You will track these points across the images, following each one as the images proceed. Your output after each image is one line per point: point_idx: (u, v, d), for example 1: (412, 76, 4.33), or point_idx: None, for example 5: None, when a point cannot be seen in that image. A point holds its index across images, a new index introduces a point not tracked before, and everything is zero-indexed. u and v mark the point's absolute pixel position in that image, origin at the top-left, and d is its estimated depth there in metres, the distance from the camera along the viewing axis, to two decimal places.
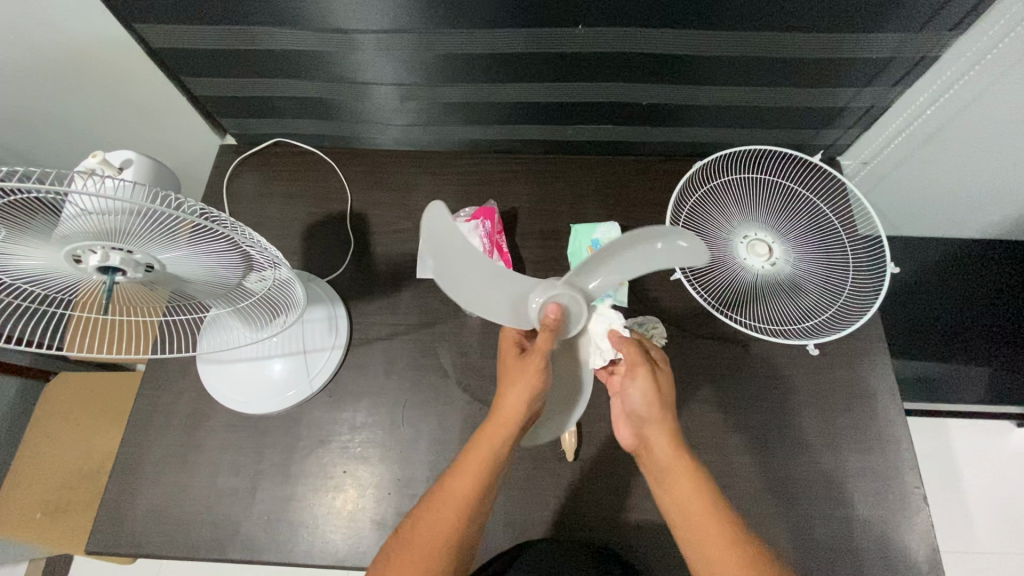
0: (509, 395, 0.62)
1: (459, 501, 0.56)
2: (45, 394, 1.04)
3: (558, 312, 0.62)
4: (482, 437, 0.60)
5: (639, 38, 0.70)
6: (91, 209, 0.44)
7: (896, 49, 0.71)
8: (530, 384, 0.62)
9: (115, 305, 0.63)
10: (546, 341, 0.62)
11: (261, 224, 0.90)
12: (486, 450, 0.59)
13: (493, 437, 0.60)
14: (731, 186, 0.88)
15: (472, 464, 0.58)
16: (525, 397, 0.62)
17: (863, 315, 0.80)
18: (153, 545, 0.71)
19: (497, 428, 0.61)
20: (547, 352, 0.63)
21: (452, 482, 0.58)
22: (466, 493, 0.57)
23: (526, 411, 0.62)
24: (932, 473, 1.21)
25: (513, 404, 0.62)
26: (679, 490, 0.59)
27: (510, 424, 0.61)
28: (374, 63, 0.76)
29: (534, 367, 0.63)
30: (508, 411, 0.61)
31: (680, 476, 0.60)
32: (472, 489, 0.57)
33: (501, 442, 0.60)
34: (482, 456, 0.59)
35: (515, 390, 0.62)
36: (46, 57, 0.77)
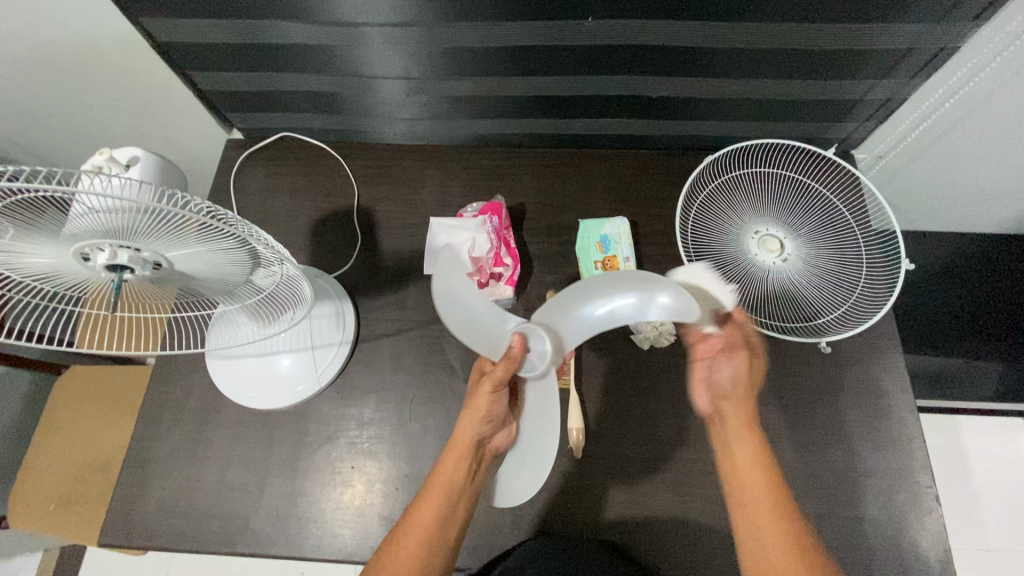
0: (461, 421, 0.66)
1: (423, 526, 0.60)
2: (56, 389, 1.05)
3: (521, 341, 0.67)
4: (440, 465, 0.64)
5: (647, 30, 0.68)
6: (98, 208, 0.44)
7: (914, 40, 0.69)
8: (480, 407, 0.66)
9: (124, 302, 0.63)
10: (500, 370, 0.66)
11: (268, 219, 0.90)
12: (444, 477, 0.63)
13: (450, 464, 0.64)
14: (743, 180, 0.87)
15: (432, 491, 0.63)
16: (476, 421, 0.66)
17: (876, 312, 0.79)
18: (164, 538, 0.72)
19: (455, 454, 0.65)
20: (498, 380, 0.66)
21: (416, 510, 0.62)
22: (430, 516, 0.61)
23: (475, 433, 0.66)
24: (944, 472, 1.19)
25: (464, 428, 0.66)
26: (747, 486, 0.63)
27: (464, 448, 0.65)
28: (382, 58, 0.75)
29: (485, 392, 0.67)
30: (462, 437, 0.65)
31: (742, 466, 0.64)
32: (434, 513, 0.61)
33: (457, 468, 0.64)
34: (441, 482, 0.63)
35: (467, 414, 0.66)
36: (53, 53, 0.77)
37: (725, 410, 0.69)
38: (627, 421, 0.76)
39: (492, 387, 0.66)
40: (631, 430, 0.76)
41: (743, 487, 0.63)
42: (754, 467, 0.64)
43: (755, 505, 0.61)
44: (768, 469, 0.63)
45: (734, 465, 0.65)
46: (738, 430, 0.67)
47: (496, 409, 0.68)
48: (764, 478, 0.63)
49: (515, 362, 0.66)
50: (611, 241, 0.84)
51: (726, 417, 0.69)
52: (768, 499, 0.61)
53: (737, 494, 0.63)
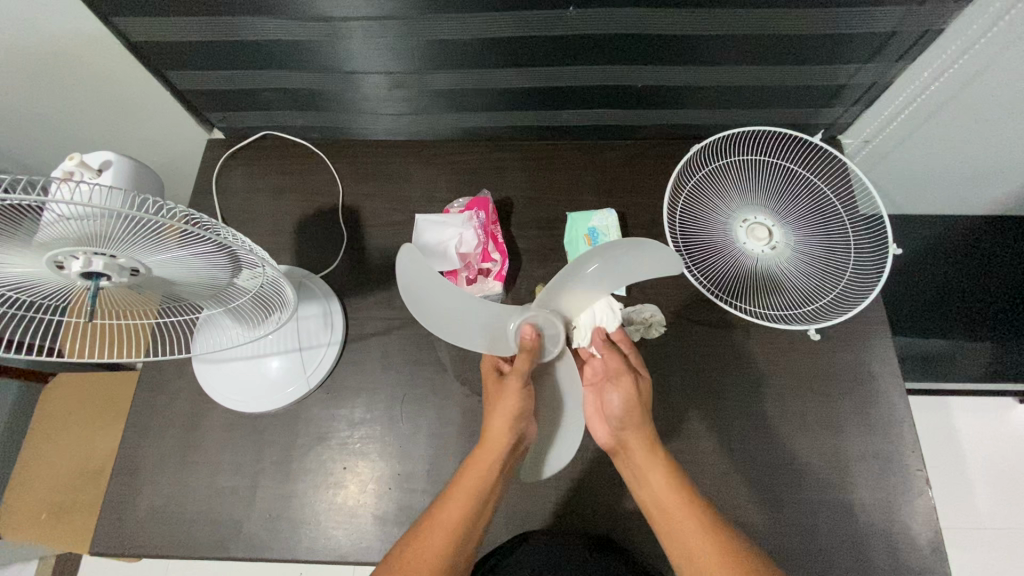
0: (491, 419, 0.65)
1: (450, 524, 0.58)
2: (44, 396, 1.04)
3: (533, 333, 0.68)
4: (470, 464, 0.63)
5: (631, 19, 0.67)
6: (68, 215, 0.42)
7: (899, 23, 0.69)
8: (512, 404, 0.66)
9: (105, 308, 0.62)
10: (523, 363, 0.67)
11: (251, 219, 0.89)
12: (477, 472, 0.62)
13: (487, 461, 0.63)
14: (730, 168, 0.86)
15: (463, 488, 0.61)
16: (509, 419, 0.65)
17: (863, 298, 0.79)
18: (156, 545, 0.71)
19: (490, 452, 0.64)
20: (524, 374, 0.67)
21: (443, 507, 0.60)
22: (457, 515, 0.59)
23: (511, 433, 0.65)
24: (934, 452, 1.21)
25: (498, 429, 0.65)
26: (667, 516, 0.60)
27: (496, 445, 0.64)
28: (362, 52, 0.73)
29: (514, 389, 0.67)
30: (496, 435, 0.65)
31: (661, 496, 0.61)
32: (464, 511, 0.59)
33: (491, 465, 0.63)
34: (472, 480, 0.62)
35: (497, 414, 0.66)
36: (24, 56, 0.75)
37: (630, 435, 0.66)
38: None
39: (522, 381, 0.67)
40: None
41: (662, 513, 0.61)
42: (667, 494, 0.61)
43: (682, 536, 0.58)
44: (675, 483, 0.62)
45: (651, 499, 0.62)
46: (649, 459, 0.64)
47: (527, 407, 0.67)
48: (676, 503, 0.60)
49: (534, 354, 0.68)
50: (599, 234, 0.83)
51: (631, 448, 0.66)
52: (697, 528, 0.58)
53: (668, 530, 0.60)
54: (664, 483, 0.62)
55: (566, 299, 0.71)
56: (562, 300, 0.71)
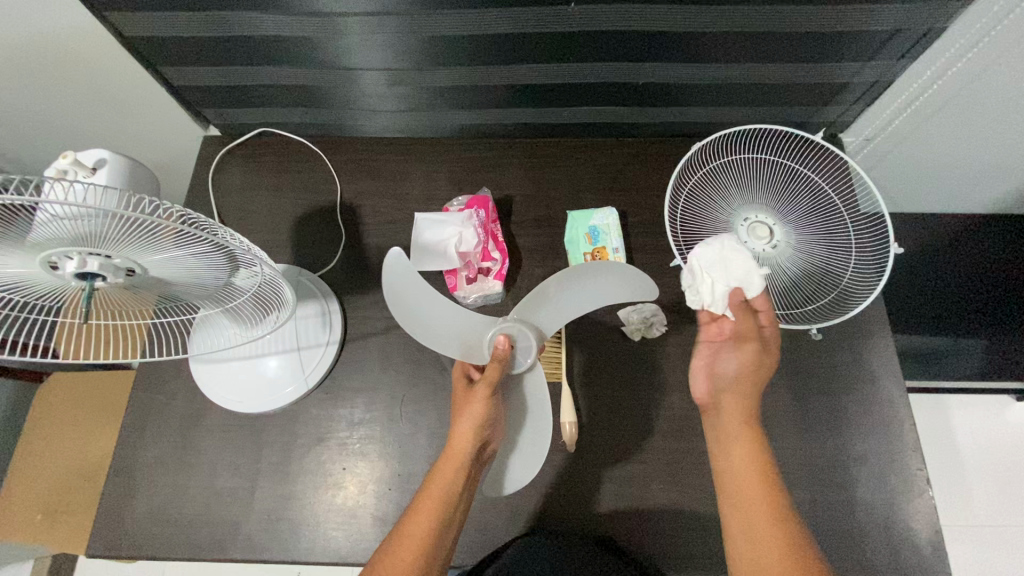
0: (455, 429, 0.65)
1: (417, 538, 0.58)
2: (39, 396, 1.03)
3: (507, 342, 0.67)
4: (434, 478, 0.63)
5: (633, 15, 0.67)
6: (62, 216, 0.42)
7: (903, 21, 0.68)
8: (477, 414, 0.65)
9: (100, 309, 0.61)
10: (492, 372, 0.66)
11: (248, 217, 0.88)
12: (441, 482, 0.62)
13: (450, 470, 0.63)
14: (731, 166, 0.86)
15: (427, 501, 0.61)
16: (472, 428, 0.64)
17: (865, 298, 0.79)
18: (153, 546, 0.71)
19: (451, 463, 0.63)
20: (493, 382, 0.66)
21: (409, 520, 0.60)
22: (425, 529, 0.59)
23: (472, 443, 0.64)
24: (932, 450, 1.21)
25: (461, 439, 0.64)
26: (739, 487, 0.60)
27: (461, 455, 0.63)
28: (360, 48, 0.72)
29: (480, 398, 0.66)
30: (458, 446, 0.64)
31: (741, 465, 0.62)
32: (428, 524, 0.59)
33: (456, 475, 0.63)
34: (434, 493, 0.61)
35: (461, 423, 0.65)
36: (16, 51, 0.73)
37: (744, 403, 0.66)
38: (621, 413, 0.76)
39: (489, 390, 0.66)
40: (625, 422, 0.75)
41: (737, 482, 0.61)
42: (744, 463, 0.62)
43: (750, 502, 0.59)
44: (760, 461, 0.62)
45: (728, 462, 0.63)
46: (745, 429, 0.64)
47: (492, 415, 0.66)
48: (754, 478, 0.60)
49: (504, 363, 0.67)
50: (599, 233, 0.83)
51: (729, 413, 0.66)
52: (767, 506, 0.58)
53: (733, 496, 0.60)
54: (744, 449, 0.63)
55: (544, 314, 0.69)
56: (539, 315, 0.69)
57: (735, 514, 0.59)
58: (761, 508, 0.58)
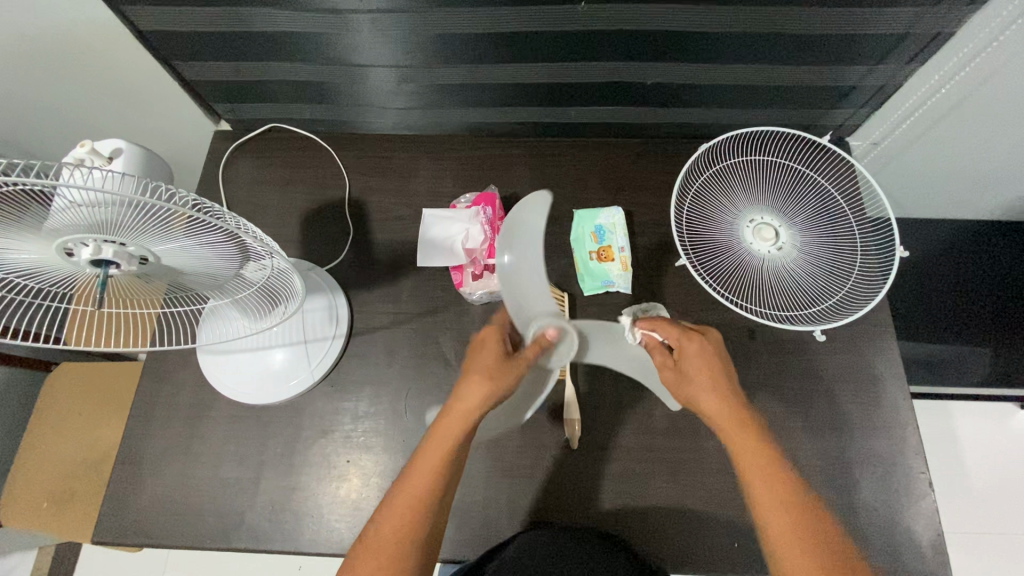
0: (466, 391, 0.60)
1: (413, 498, 0.56)
2: (46, 386, 1.04)
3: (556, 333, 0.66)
4: (436, 435, 0.59)
5: (641, 16, 0.67)
6: (80, 202, 0.42)
7: (912, 24, 0.68)
8: (497, 388, 0.61)
9: (112, 296, 0.62)
10: (529, 351, 0.64)
11: (257, 211, 0.89)
12: (442, 443, 0.58)
13: (453, 431, 0.59)
14: (737, 168, 0.86)
15: (428, 461, 0.57)
16: (488, 394, 0.60)
17: (869, 301, 0.79)
18: (158, 535, 0.71)
19: (458, 423, 0.59)
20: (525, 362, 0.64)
21: (410, 476, 0.57)
22: (421, 492, 0.56)
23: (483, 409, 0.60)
24: (936, 457, 1.21)
25: (471, 403, 0.60)
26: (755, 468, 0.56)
27: (469, 419, 0.59)
28: (371, 45, 0.73)
29: (508, 371, 0.62)
30: (466, 407, 0.60)
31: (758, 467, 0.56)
32: (432, 481, 0.56)
33: (459, 439, 0.59)
34: (438, 448, 0.58)
35: (477, 389, 0.60)
36: (34, 42, 0.75)
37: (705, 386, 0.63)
38: (623, 412, 0.76)
39: (520, 367, 0.63)
40: (629, 420, 0.76)
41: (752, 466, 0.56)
42: (765, 464, 0.56)
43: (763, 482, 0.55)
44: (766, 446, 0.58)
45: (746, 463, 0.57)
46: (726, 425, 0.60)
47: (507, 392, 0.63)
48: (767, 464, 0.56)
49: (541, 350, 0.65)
50: (605, 232, 0.84)
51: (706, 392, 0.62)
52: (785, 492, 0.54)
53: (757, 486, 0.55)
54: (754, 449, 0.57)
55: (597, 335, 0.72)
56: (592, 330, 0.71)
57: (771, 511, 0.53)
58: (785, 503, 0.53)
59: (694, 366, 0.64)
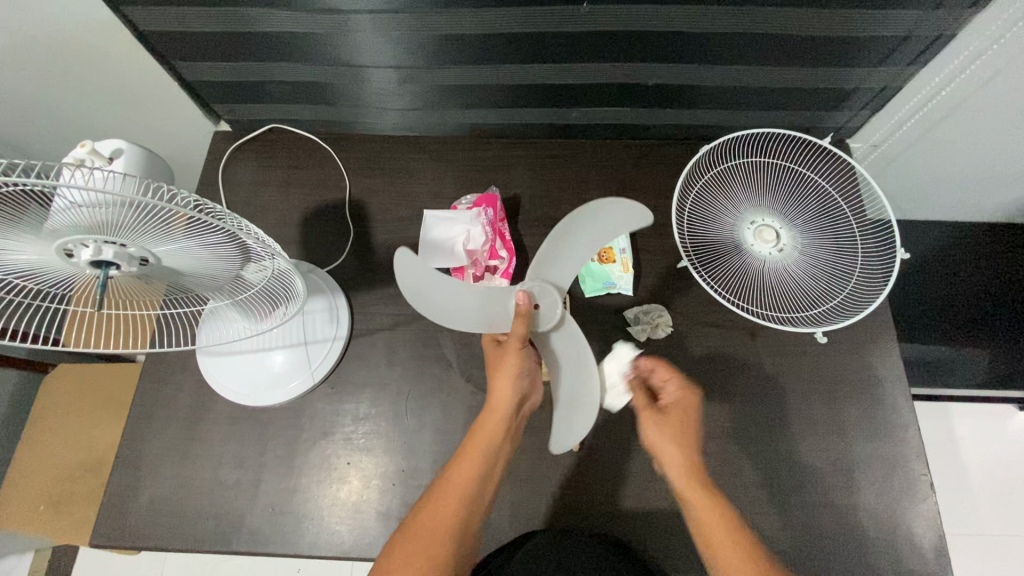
0: (496, 382, 0.68)
1: (463, 486, 0.61)
2: (43, 388, 1.03)
3: (525, 296, 0.68)
4: (478, 428, 0.65)
5: (643, 17, 0.67)
6: (81, 203, 0.42)
7: (913, 27, 0.68)
8: (515, 370, 0.68)
9: (111, 297, 0.61)
10: (518, 328, 0.67)
11: (257, 212, 0.88)
12: (485, 434, 0.65)
13: (495, 422, 0.66)
14: (738, 170, 0.86)
15: (475, 449, 0.63)
16: (513, 381, 0.67)
17: (870, 303, 0.79)
18: (157, 537, 0.71)
19: (491, 417, 0.66)
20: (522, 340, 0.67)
21: (457, 469, 0.62)
22: (468, 476, 0.62)
23: (512, 394, 0.67)
24: (936, 458, 1.21)
25: (502, 392, 0.67)
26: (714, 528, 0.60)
27: (502, 407, 0.66)
28: (372, 46, 0.73)
29: (513, 352, 0.67)
30: (498, 401, 0.67)
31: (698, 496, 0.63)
32: (476, 471, 0.62)
33: (499, 427, 0.66)
34: (478, 441, 0.64)
35: (502, 378, 0.68)
36: (33, 42, 0.74)
37: (683, 441, 0.67)
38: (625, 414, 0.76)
39: (520, 344, 0.67)
40: (631, 422, 0.75)
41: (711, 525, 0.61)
42: (723, 523, 0.60)
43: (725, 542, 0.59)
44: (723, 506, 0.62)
45: (689, 494, 0.64)
46: (677, 457, 0.66)
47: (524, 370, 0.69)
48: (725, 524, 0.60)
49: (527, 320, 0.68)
50: None
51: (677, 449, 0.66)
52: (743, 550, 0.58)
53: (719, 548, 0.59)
54: (693, 479, 0.64)
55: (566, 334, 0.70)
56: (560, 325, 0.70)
57: (712, 534, 0.60)
58: (728, 531, 0.60)
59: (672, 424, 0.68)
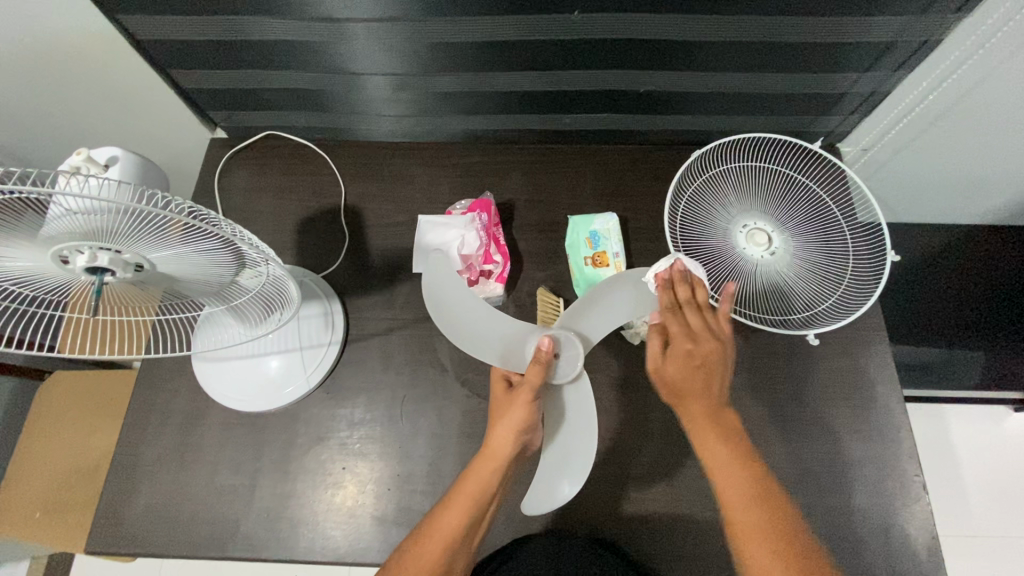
0: (497, 428, 0.64)
1: (449, 531, 0.58)
2: (39, 394, 1.03)
3: (551, 344, 0.67)
4: (472, 471, 0.62)
5: (634, 25, 0.68)
6: (76, 209, 0.42)
7: (899, 32, 0.69)
8: (518, 418, 0.64)
9: (107, 303, 0.61)
10: (534, 376, 0.65)
11: (253, 219, 0.89)
12: (478, 481, 0.61)
13: (489, 469, 0.62)
14: (730, 174, 0.87)
15: (465, 494, 0.60)
16: (514, 430, 0.64)
17: (862, 305, 0.80)
18: (153, 543, 0.71)
19: (487, 466, 0.62)
20: (535, 387, 0.65)
21: (444, 513, 0.59)
22: (456, 523, 0.58)
23: (513, 444, 0.63)
24: (931, 460, 1.21)
25: (500, 439, 0.63)
26: (727, 477, 0.57)
27: (500, 456, 0.63)
28: (366, 53, 0.74)
29: (521, 401, 0.65)
30: (497, 450, 0.63)
31: (730, 465, 0.58)
32: (463, 520, 0.59)
33: (494, 476, 0.62)
34: (470, 488, 0.61)
35: (503, 425, 0.64)
36: (30, 51, 0.75)
37: (689, 389, 0.62)
38: (619, 418, 0.76)
39: (531, 394, 0.65)
40: (624, 425, 0.76)
41: (728, 474, 0.57)
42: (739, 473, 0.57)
43: (741, 491, 0.56)
44: (743, 457, 0.58)
45: (716, 457, 0.59)
46: (705, 418, 0.61)
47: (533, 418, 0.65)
48: (740, 475, 0.57)
49: (547, 367, 0.66)
50: (600, 237, 0.84)
51: (688, 400, 0.62)
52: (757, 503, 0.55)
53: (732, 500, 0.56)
54: (727, 446, 0.59)
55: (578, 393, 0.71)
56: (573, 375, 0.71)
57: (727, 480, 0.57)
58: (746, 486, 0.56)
59: (676, 373, 0.63)
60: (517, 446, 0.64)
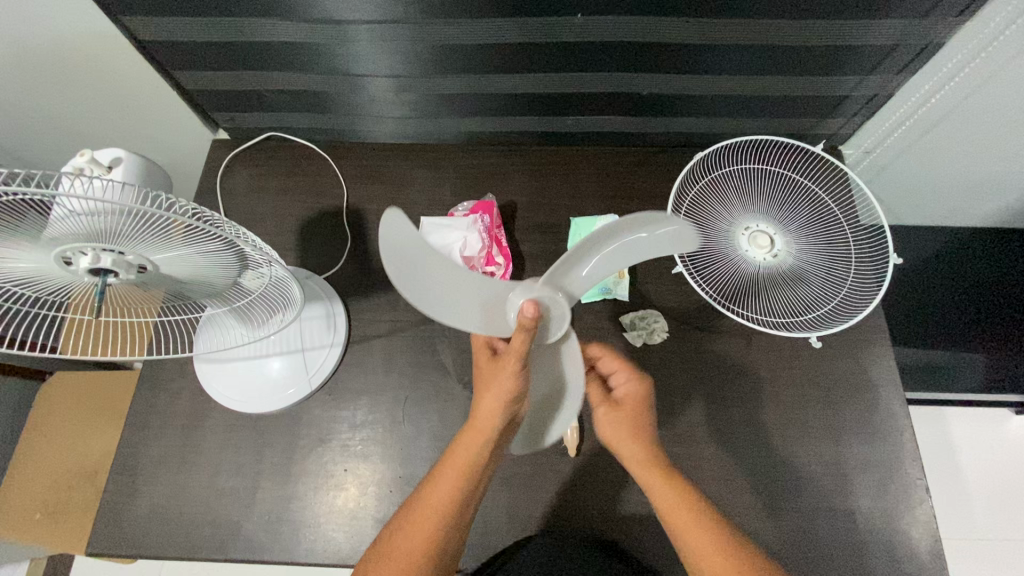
0: (483, 398, 0.57)
1: (439, 506, 0.55)
2: (40, 396, 1.03)
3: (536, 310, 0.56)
4: (462, 440, 0.57)
5: (636, 28, 0.68)
6: (79, 211, 0.42)
7: (902, 35, 0.69)
8: (505, 387, 0.57)
9: (109, 305, 0.61)
10: (519, 343, 0.55)
11: (255, 220, 0.89)
12: (467, 452, 0.56)
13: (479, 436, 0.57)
14: (732, 177, 0.87)
15: (455, 466, 0.56)
16: (502, 401, 0.57)
17: (864, 308, 0.80)
18: (154, 545, 0.71)
19: (476, 435, 0.57)
20: (521, 354, 0.56)
21: (434, 487, 0.56)
22: (447, 497, 0.55)
23: (502, 415, 0.57)
24: (933, 462, 1.21)
25: (488, 409, 0.57)
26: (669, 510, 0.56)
27: (488, 427, 0.57)
28: (368, 55, 0.74)
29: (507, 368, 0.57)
30: (486, 419, 0.57)
31: (670, 499, 0.57)
32: (454, 494, 0.55)
33: (483, 447, 0.57)
34: (460, 458, 0.57)
35: (488, 397, 0.57)
36: (32, 51, 0.75)
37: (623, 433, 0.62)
38: None
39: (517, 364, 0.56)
40: None
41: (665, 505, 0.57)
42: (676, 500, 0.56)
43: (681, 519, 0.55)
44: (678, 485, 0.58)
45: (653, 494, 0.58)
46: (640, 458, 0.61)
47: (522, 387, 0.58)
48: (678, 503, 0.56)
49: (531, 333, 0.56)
50: None
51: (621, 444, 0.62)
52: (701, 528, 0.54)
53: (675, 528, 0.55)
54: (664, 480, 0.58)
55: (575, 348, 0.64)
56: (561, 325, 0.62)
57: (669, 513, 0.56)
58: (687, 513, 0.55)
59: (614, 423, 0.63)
60: (505, 417, 0.58)
